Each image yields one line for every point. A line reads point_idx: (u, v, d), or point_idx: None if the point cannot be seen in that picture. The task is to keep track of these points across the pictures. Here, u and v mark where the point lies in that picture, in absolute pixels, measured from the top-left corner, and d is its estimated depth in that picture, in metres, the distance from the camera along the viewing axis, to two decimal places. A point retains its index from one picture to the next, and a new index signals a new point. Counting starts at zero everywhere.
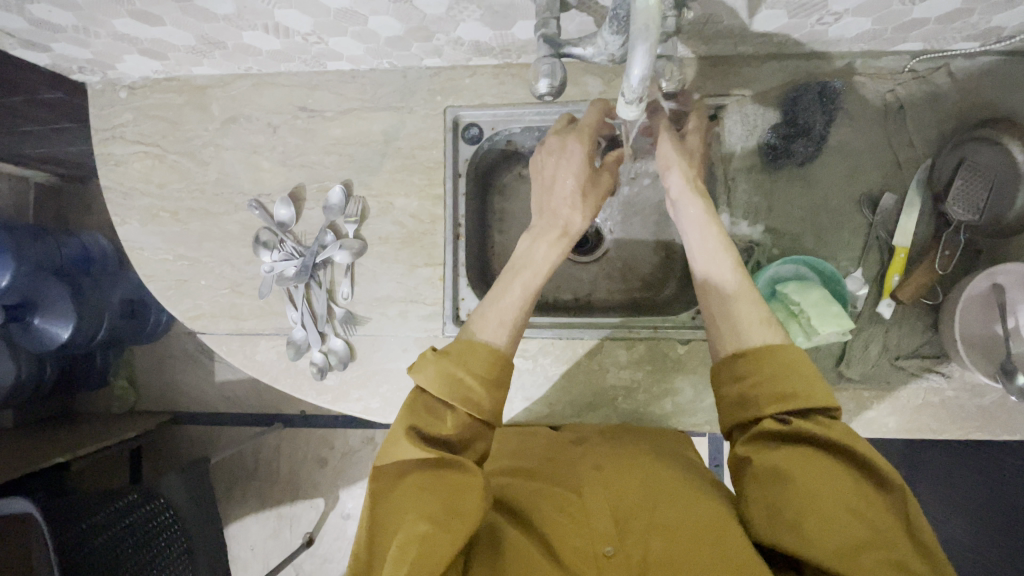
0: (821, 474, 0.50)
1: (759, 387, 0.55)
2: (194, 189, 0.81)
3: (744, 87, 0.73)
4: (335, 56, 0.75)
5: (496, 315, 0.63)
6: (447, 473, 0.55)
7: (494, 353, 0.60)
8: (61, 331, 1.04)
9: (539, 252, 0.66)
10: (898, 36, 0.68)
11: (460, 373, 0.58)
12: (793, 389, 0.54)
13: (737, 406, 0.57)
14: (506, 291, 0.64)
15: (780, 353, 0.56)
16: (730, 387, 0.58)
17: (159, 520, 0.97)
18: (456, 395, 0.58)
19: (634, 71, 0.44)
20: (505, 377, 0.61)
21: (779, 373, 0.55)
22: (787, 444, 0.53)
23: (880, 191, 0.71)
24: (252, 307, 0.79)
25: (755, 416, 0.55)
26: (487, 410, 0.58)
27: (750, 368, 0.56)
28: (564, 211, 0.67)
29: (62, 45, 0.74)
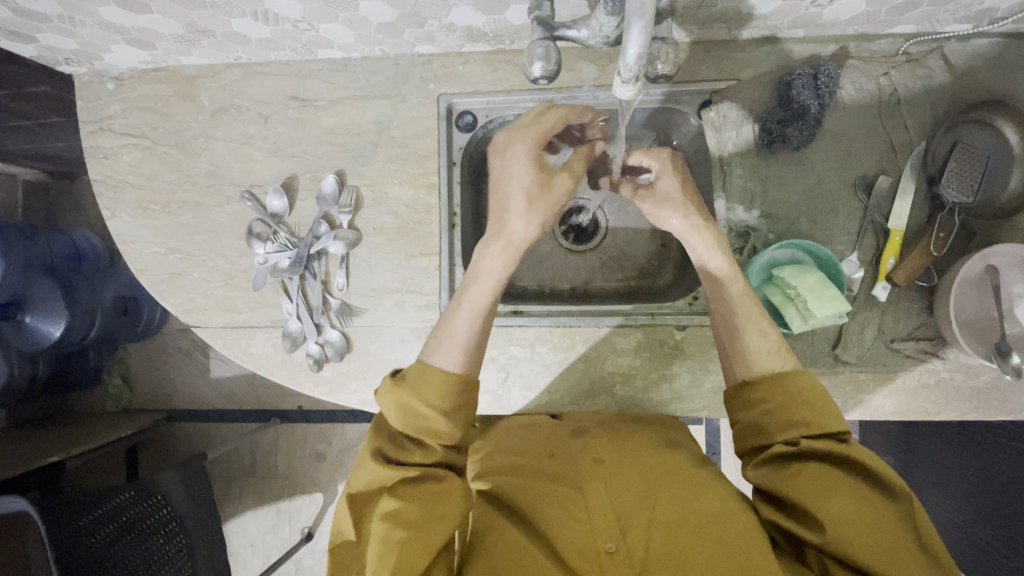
0: (833, 488, 0.52)
1: (771, 414, 0.57)
2: (185, 181, 0.80)
3: (739, 71, 0.73)
4: (326, 44, 0.74)
5: (445, 338, 0.62)
6: (426, 485, 0.56)
7: (447, 382, 0.59)
8: (53, 329, 1.02)
9: (486, 267, 0.65)
10: (892, 18, 0.68)
11: (416, 406, 0.58)
12: (805, 418, 0.55)
13: (750, 432, 0.58)
14: (463, 312, 0.63)
15: (791, 381, 0.57)
16: (740, 415, 0.59)
17: (158, 516, 0.97)
18: (418, 429, 0.58)
19: (629, 50, 0.44)
20: (468, 399, 0.60)
21: (787, 403, 0.56)
22: (797, 462, 0.55)
23: (875, 174, 0.71)
24: (247, 299, 0.79)
25: (767, 442, 0.57)
26: (449, 436, 0.58)
27: (761, 397, 0.58)
28: (512, 223, 0.66)
29: (48, 35, 0.72)
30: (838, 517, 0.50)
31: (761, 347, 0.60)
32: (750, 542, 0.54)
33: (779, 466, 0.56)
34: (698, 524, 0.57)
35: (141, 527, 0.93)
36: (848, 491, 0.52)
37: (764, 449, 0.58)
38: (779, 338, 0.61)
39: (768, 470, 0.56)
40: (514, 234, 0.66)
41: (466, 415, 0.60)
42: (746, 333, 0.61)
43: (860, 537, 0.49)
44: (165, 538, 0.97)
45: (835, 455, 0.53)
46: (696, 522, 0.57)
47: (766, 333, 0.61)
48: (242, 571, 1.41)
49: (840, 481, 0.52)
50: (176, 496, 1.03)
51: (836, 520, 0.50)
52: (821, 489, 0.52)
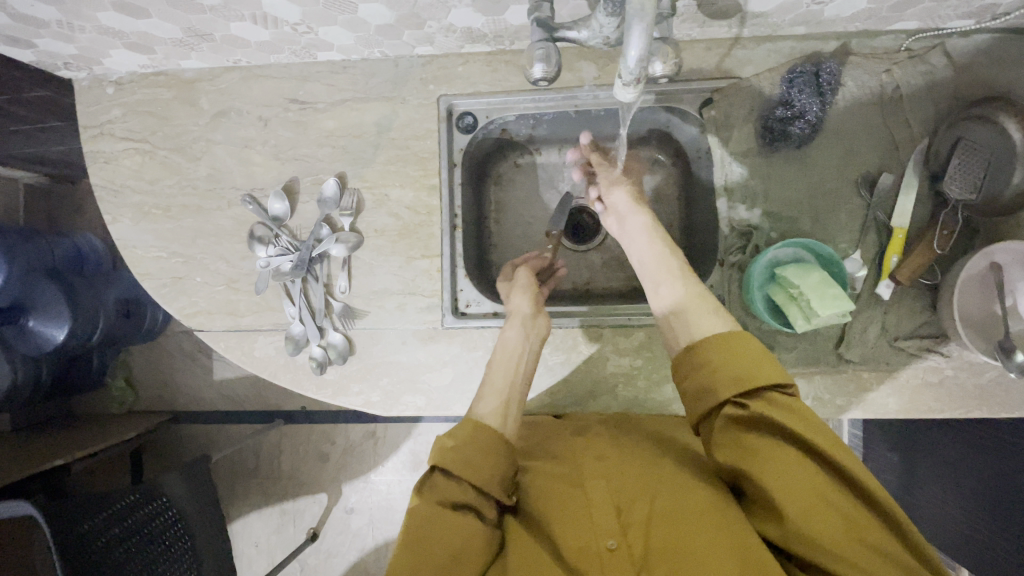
0: (803, 475, 0.50)
1: (717, 372, 0.57)
2: (186, 184, 0.80)
3: (742, 69, 0.73)
4: (326, 46, 0.74)
5: (487, 386, 0.67)
6: (450, 518, 0.56)
7: (476, 422, 0.62)
8: (56, 333, 1.03)
9: (509, 336, 0.70)
10: (894, 14, 0.68)
11: (446, 442, 0.61)
12: (750, 373, 0.55)
13: (701, 396, 0.58)
14: (490, 373, 0.69)
15: (735, 339, 0.58)
16: (692, 382, 0.59)
17: (163, 518, 0.98)
18: (456, 465, 0.59)
19: (630, 51, 0.44)
20: (498, 446, 0.61)
21: (727, 363, 0.57)
22: (744, 425, 0.54)
23: (877, 171, 0.71)
24: (249, 303, 0.79)
25: (716, 405, 0.56)
26: (485, 476, 0.59)
27: (705, 359, 0.58)
28: (515, 301, 0.74)
29: (47, 40, 0.72)
30: (787, 488, 0.50)
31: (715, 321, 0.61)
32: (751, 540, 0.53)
33: (727, 429, 0.55)
34: (697, 514, 0.56)
35: (147, 529, 0.94)
36: (796, 460, 0.51)
37: (713, 412, 0.57)
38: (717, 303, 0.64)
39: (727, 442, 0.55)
40: (520, 308, 0.73)
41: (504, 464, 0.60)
42: (703, 319, 0.62)
43: (815, 516, 0.49)
44: (170, 540, 0.97)
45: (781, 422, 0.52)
46: (695, 514, 0.56)
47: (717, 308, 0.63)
48: (247, 571, 1.42)
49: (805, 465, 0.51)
50: (180, 498, 1.03)
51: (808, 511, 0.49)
52: (790, 475, 0.50)
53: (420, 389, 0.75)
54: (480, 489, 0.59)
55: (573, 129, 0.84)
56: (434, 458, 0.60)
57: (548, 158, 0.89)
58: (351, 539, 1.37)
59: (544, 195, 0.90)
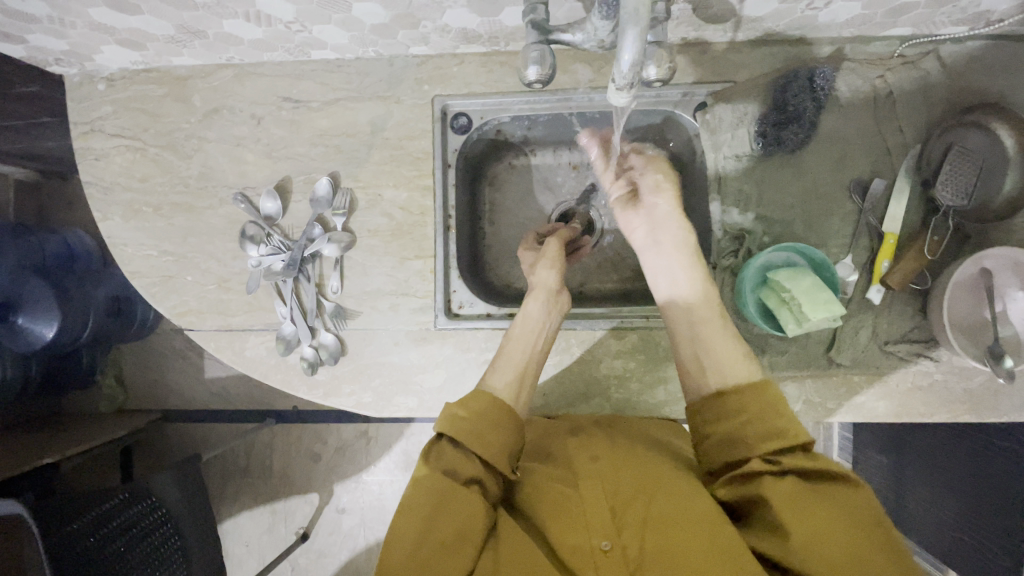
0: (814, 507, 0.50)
1: (746, 425, 0.56)
2: (177, 182, 0.80)
3: (736, 73, 0.74)
4: (320, 45, 0.73)
5: (505, 358, 0.67)
6: (455, 494, 0.55)
7: (491, 395, 0.62)
8: (46, 331, 1.02)
9: (531, 309, 0.69)
10: (888, 21, 0.68)
11: (456, 410, 0.61)
12: (780, 426, 0.55)
13: (726, 446, 0.58)
14: (508, 347, 0.67)
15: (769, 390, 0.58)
16: (716, 429, 0.59)
17: (153, 517, 0.97)
18: (465, 435, 0.59)
19: (624, 55, 0.44)
20: (506, 419, 0.60)
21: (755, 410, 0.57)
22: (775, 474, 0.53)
23: (869, 176, 0.71)
24: (240, 302, 0.78)
25: (743, 458, 0.56)
26: (490, 451, 0.59)
27: (738, 406, 0.58)
28: (539, 272, 0.72)
29: (36, 36, 0.71)
30: (829, 539, 0.48)
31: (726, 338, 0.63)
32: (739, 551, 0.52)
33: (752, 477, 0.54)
34: (692, 516, 0.56)
35: (136, 529, 0.93)
36: (833, 509, 0.50)
37: (739, 461, 0.57)
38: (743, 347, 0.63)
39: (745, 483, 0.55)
40: (545, 281, 0.72)
41: (508, 442, 0.60)
42: (715, 338, 0.63)
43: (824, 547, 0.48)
44: (161, 539, 0.97)
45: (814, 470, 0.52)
46: (689, 516, 0.56)
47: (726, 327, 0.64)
48: (237, 571, 1.41)
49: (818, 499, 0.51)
50: (171, 497, 1.02)
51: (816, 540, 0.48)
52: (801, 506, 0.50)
53: (412, 390, 0.75)
54: (485, 460, 0.59)
55: (569, 131, 0.84)
56: (442, 426, 0.60)
57: (543, 160, 0.89)
58: (342, 539, 1.37)
59: (539, 196, 0.90)
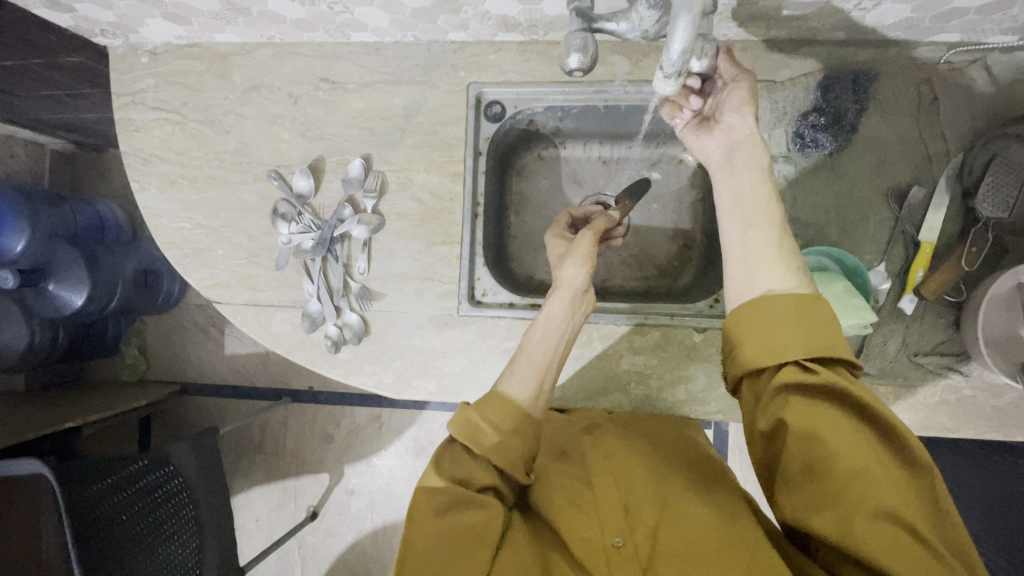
0: (856, 448, 0.45)
1: (787, 336, 0.50)
2: (213, 157, 0.81)
3: (776, 71, 0.71)
4: (360, 27, 0.74)
5: (521, 363, 0.63)
6: (470, 505, 0.54)
7: (509, 407, 0.59)
8: (75, 298, 1.04)
9: (555, 309, 0.66)
10: (937, 25, 0.66)
11: (475, 418, 0.58)
12: (828, 343, 0.49)
13: (757, 358, 0.51)
14: (528, 348, 0.64)
15: (818, 305, 0.51)
16: (750, 340, 0.52)
17: (170, 486, 0.99)
18: (480, 445, 0.57)
19: (674, 44, 0.44)
20: (528, 431, 0.59)
21: (799, 323, 0.50)
22: (811, 400, 0.48)
23: (908, 184, 0.70)
24: (268, 278, 0.79)
25: (774, 365, 0.50)
26: (503, 457, 0.57)
27: (779, 317, 0.51)
28: (566, 270, 0.68)
29: (86, 6, 0.73)
30: (864, 482, 0.44)
31: (778, 246, 0.55)
32: (765, 547, 0.51)
33: (783, 397, 0.49)
34: (709, 520, 0.55)
35: (152, 496, 0.95)
36: (867, 447, 0.45)
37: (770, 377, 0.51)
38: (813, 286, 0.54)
39: (775, 408, 0.49)
40: (572, 280, 0.67)
41: (523, 448, 0.58)
42: (769, 249, 0.55)
43: (861, 497, 0.44)
44: (177, 507, 0.99)
45: (856, 398, 0.46)
46: (704, 519, 0.56)
47: (781, 237, 0.56)
48: (246, 545, 1.44)
49: (860, 440, 0.46)
50: (187, 467, 1.05)
51: (850, 485, 0.44)
52: (842, 444, 0.45)
53: (432, 373, 0.76)
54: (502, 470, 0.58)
55: (600, 124, 0.83)
56: (458, 431, 0.59)
57: (572, 152, 0.89)
58: (350, 521, 1.38)
59: (566, 188, 0.90)
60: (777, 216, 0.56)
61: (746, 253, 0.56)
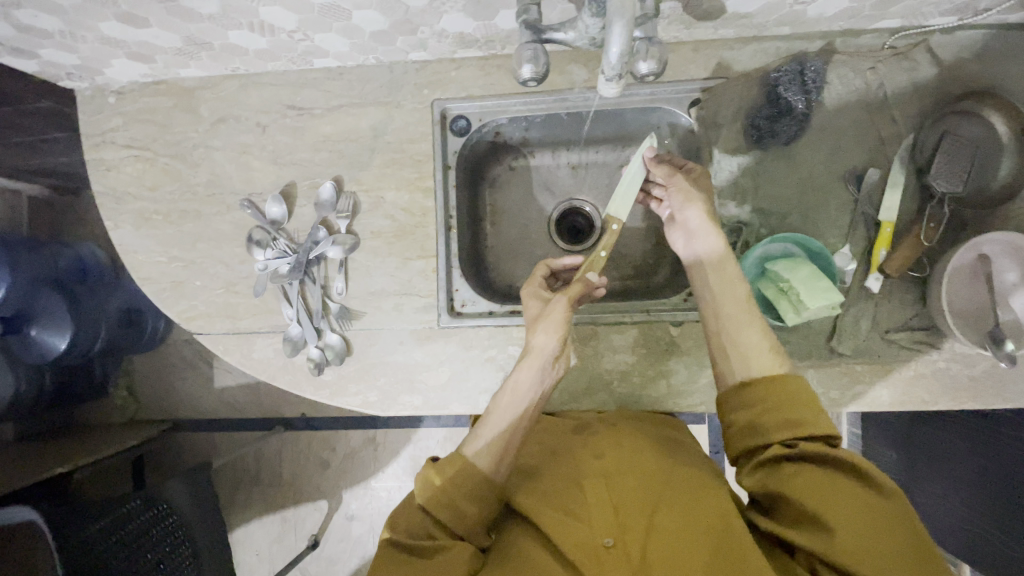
0: (833, 488, 0.50)
1: (766, 415, 0.56)
2: (186, 191, 0.82)
3: (726, 69, 0.75)
4: (321, 53, 0.76)
5: (486, 432, 0.63)
6: (432, 557, 0.58)
7: (468, 473, 0.60)
8: (59, 342, 1.04)
9: (523, 378, 0.64)
10: (877, 13, 0.70)
11: (434, 481, 0.61)
12: (801, 416, 0.54)
13: (743, 434, 0.57)
14: (495, 414, 0.64)
15: (789, 382, 0.57)
16: (737, 417, 0.58)
17: (165, 523, 0.98)
18: (438, 503, 0.60)
19: (612, 48, 0.46)
20: (484, 497, 0.60)
21: (777, 405, 0.56)
22: (793, 464, 0.53)
23: (864, 167, 0.72)
24: (247, 306, 0.80)
25: (762, 443, 0.56)
26: (459, 516, 0.60)
27: (758, 398, 0.57)
28: (538, 336, 0.65)
29: (50, 51, 0.74)
30: (843, 513, 0.48)
31: (755, 334, 0.61)
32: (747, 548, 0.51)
33: (772, 468, 0.54)
34: (694, 526, 0.56)
35: (148, 534, 0.94)
36: (841, 486, 0.50)
37: (758, 451, 0.56)
38: (776, 340, 0.62)
39: (763, 473, 0.55)
40: (543, 346, 0.65)
41: (478, 509, 0.60)
42: (744, 329, 0.61)
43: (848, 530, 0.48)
44: (172, 545, 0.98)
45: (826, 455, 0.52)
46: (687, 526, 0.56)
47: (752, 319, 0.62)
48: None
49: (835, 484, 0.51)
50: (181, 503, 1.03)
51: (839, 522, 0.48)
52: (820, 491, 0.50)
53: (417, 388, 0.76)
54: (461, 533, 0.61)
55: (565, 131, 0.85)
56: (417, 492, 0.62)
57: (541, 161, 0.90)
58: (352, 547, 1.37)
59: (538, 196, 0.91)
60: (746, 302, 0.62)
61: (724, 328, 0.62)
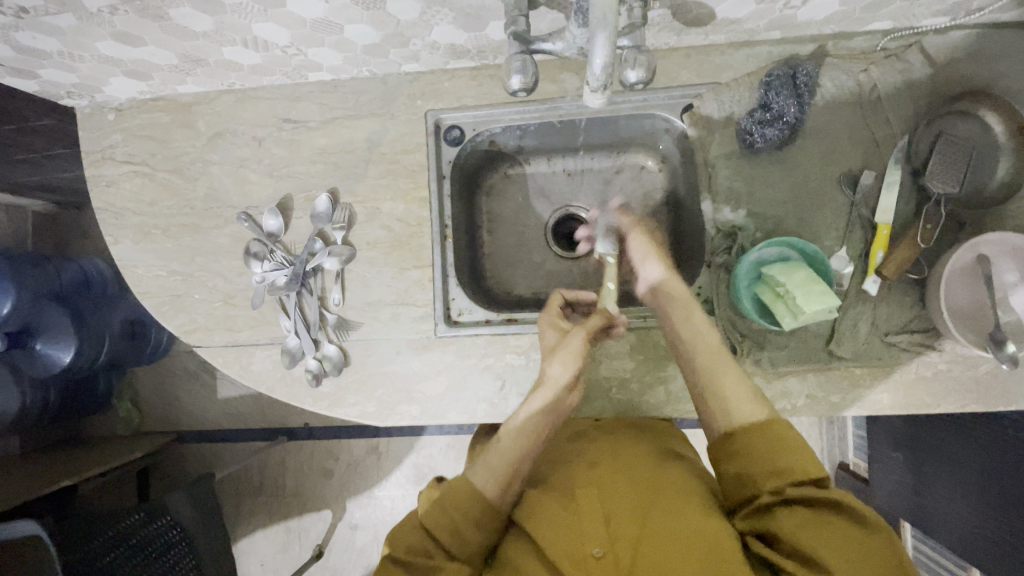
0: (823, 528, 0.50)
1: (756, 465, 0.55)
2: (184, 205, 0.83)
3: (719, 74, 0.75)
4: (315, 67, 0.76)
5: (493, 459, 0.64)
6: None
7: (466, 490, 0.62)
8: (63, 356, 1.05)
9: (534, 408, 0.64)
10: (867, 15, 0.69)
11: (434, 505, 0.62)
12: (789, 464, 0.54)
13: (737, 484, 0.57)
14: (502, 443, 0.64)
15: (774, 428, 0.56)
16: (727, 467, 0.58)
17: (167, 536, 0.98)
18: (436, 524, 0.61)
19: (596, 59, 0.46)
20: (481, 517, 0.61)
21: (766, 454, 0.55)
22: (784, 508, 0.53)
23: (860, 169, 0.71)
24: (246, 317, 0.80)
25: (753, 493, 0.56)
26: (454, 536, 0.61)
27: (745, 447, 0.56)
28: (553, 366, 0.65)
29: (48, 71, 0.75)
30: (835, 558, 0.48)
31: (733, 385, 0.60)
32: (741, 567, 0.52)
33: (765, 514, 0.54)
34: (684, 538, 0.55)
35: (152, 545, 0.94)
36: (832, 526, 0.50)
37: (752, 498, 0.56)
38: (755, 386, 0.61)
39: (756, 516, 0.55)
40: (557, 377, 0.64)
41: (474, 530, 0.61)
42: (721, 373, 0.61)
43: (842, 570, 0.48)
44: (175, 559, 0.98)
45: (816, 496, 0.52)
46: (681, 540, 0.55)
47: (726, 367, 0.61)
48: None
49: (827, 525, 0.51)
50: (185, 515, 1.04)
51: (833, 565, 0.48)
52: (812, 531, 0.50)
53: (414, 398, 0.76)
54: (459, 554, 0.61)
55: (559, 139, 0.85)
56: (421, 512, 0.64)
57: (537, 168, 0.90)
58: (356, 556, 1.37)
59: (534, 204, 0.92)
60: (730, 367, 0.61)
61: (705, 378, 0.61)
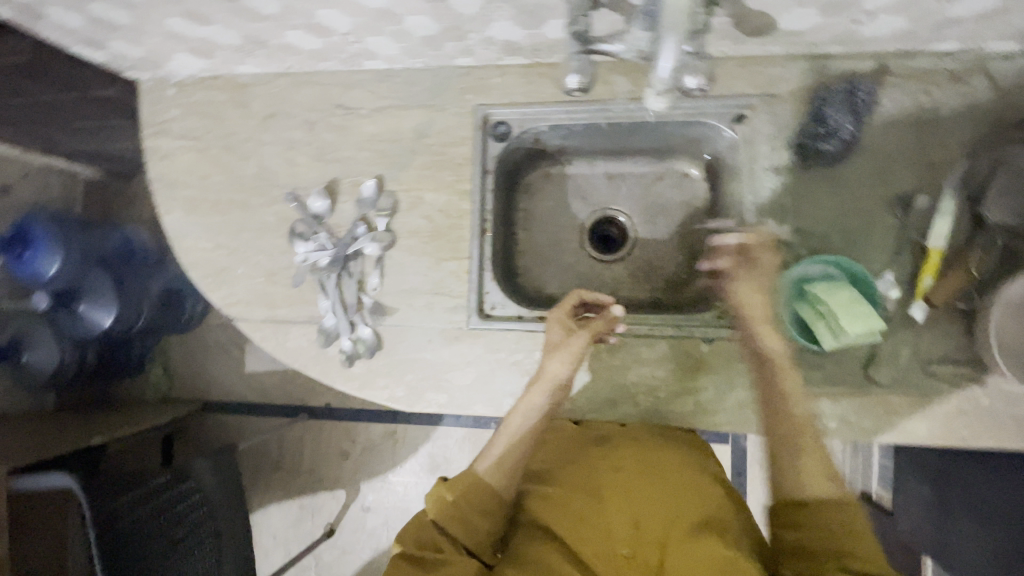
0: None
1: (815, 537, 0.57)
2: (233, 181, 0.85)
3: (772, 86, 0.74)
4: (370, 55, 0.78)
5: (495, 445, 0.67)
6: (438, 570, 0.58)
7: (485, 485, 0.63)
8: (104, 319, 1.11)
9: (536, 403, 0.67)
10: (934, 35, 0.67)
11: (449, 497, 0.62)
12: (850, 546, 0.56)
13: (790, 551, 0.59)
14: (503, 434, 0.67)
15: (845, 512, 0.58)
16: (789, 532, 0.60)
17: (188, 501, 1.02)
18: (450, 517, 0.61)
19: (663, 63, 0.46)
20: (495, 509, 0.63)
21: (827, 530, 0.57)
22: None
23: (913, 192, 0.70)
24: (285, 295, 0.82)
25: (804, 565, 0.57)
26: (467, 530, 0.61)
27: (813, 520, 0.58)
28: (553, 363, 0.68)
29: (118, 44, 0.79)
30: None
31: (814, 460, 0.61)
32: None
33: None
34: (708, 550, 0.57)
35: (173, 508, 0.98)
36: None
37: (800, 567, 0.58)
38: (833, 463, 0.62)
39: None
40: (557, 373, 0.68)
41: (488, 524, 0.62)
42: (810, 452, 0.61)
43: None
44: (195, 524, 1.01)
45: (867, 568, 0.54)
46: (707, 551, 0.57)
47: (806, 440, 0.62)
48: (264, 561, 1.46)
49: None
50: (207, 482, 1.07)
51: None
52: None
53: (442, 387, 0.77)
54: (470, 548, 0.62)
55: (604, 141, 0.85)
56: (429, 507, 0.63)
57: (578, 169, 0.91)
58: (365, 538, 1.39)
59: (573, 204, 0.92)
60: (810, 435, 0.62)
61: (788, 442, 0.62)
